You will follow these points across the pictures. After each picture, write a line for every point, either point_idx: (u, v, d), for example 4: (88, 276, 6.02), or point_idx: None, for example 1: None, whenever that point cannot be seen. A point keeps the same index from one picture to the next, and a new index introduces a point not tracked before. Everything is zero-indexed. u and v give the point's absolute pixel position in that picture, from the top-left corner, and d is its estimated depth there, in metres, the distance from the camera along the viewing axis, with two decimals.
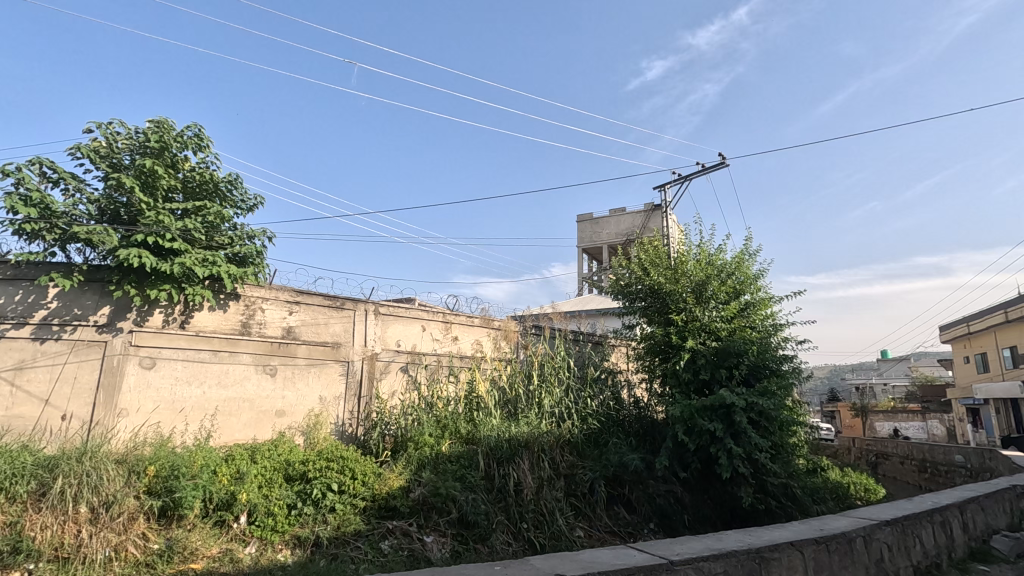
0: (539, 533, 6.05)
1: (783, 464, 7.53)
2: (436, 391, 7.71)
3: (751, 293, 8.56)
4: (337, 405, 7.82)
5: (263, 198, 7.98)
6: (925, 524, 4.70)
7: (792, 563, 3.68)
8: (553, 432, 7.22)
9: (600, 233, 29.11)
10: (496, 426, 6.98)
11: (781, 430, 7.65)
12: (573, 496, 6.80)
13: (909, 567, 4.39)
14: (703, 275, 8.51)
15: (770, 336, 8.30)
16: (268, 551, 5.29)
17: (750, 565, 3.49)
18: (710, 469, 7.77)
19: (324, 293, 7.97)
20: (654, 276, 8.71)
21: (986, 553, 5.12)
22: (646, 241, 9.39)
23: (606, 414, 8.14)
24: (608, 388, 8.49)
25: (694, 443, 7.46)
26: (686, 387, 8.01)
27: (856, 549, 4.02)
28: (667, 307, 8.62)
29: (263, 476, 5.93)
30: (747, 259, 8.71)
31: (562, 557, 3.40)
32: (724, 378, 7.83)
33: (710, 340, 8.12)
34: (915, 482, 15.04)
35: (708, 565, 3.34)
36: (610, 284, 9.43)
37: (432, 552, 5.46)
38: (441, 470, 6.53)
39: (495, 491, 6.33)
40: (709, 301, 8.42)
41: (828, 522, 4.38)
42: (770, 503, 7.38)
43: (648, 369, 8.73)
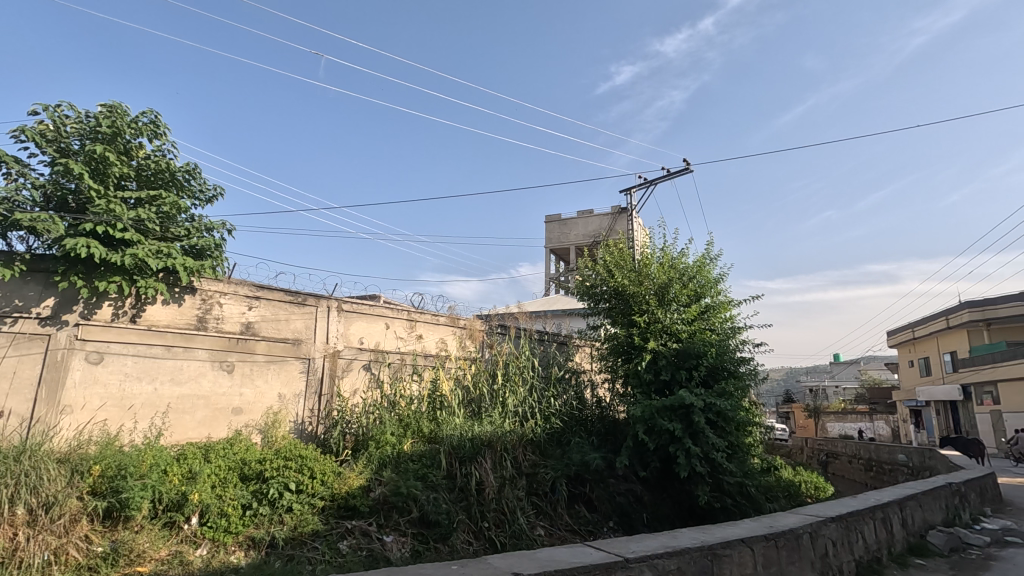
0: (500, 532, 6.06)
1: (739, 463, 7.74)
2: (399, 389, 7.63)
3: (711, 296, 8.76)
4: (297, 402, 7.64)
5: (223, 188, 7.75)
6: (867, 520, 4.91)
7: (742, 559, 3.79)
8: (516, 431, 7.24)
9: (568, 234, 29.37)
10: (459, 425, 6.96)
11: (738, 430, 7.89)
12: (534, 495, 6.85)
13: (852, 562, 4.59)
14: (665, 277, 8.69)
15: (729, 339, 8.52)
16: (221, 552, 5.13)
17: (703, 562, 3.59)
18: (669, 468, 7.95)
19: (285, 288, 7.79)
20: (618, 277, 8.86)
21: (923, 548, 5.40)
22: (611, 243, 9.55)
23: (569, 414, 8.23)
24: (571, 388, 8.58)
25: (654, 443, 7.61)
26: (648, 387, 8.17)
27: (803, 544, 4.18)
28: (630, 309, 8.76)
29: (216, 476, 5.76)
30: (708, 263, 8.94)
31: (520, 555, 3.40)
32: (684, 379, 8.02)
33: (672, 342, 8.30)
34: (862, 480, 15.71)
35: (663, 562, 3.41)
36: (576, 285, 9.53)
37: (392, 552, 5.40)
38: (403, 469, 6.47)
39: (457, 490, 6.32)
40: (671, 303, 8.60)
41: (778, 519, 4.53)
42: (726, 501, 7.60)
43: (611, 369, 8.86)
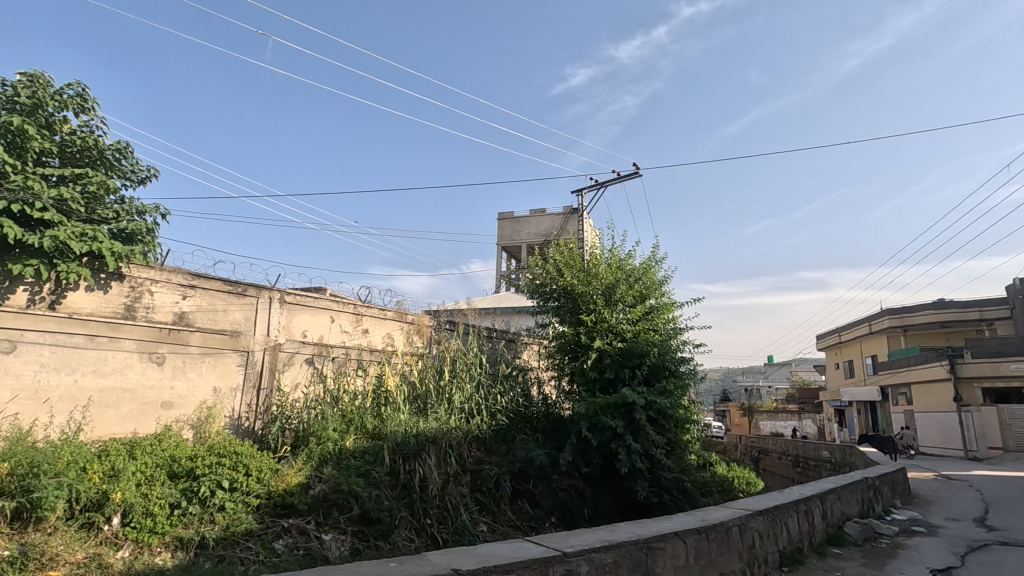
0: (442, 528, 6.05)
1: (677, 460, 8.05)
2: (343, 384, 7.46)
3: (656, 298, 9.02)
4: (233, 397, 7.34)
5: (158, 169, 7.33)
6: (791, 513, 5.20)
7: (675, 552, 3.94)
8: (462, 427, 7.22)
9: (520, 232, 29.51)
10: (404, 421, 6.87)
11: (677, 428, 8.18)
12: (478, 491, 6.87)
13: (776, 552, 4.85)
14: (613, 278, 8.88)
15: (671, 339, 8.78)
16: (145, 554, 4.86)
17: (638, 555, 3.70)
18: (611, 465, 8.15)
19: (223, 277, 7.45)
20: (567, 277, 8.98)
21: (840, 538, 5.77)
22: (562, 242, 9.67)
23: (515, 411, 8.29)
24: (518, 385, 8.62)
25: (597, 439, 7.79)
26: (592, 385, 8.36)
27: (732, 537, 4.38)
28: (578, 308, 8.91)
29: (142, 474, 5.46)
30: (654, 266, 9.20)
31: (460, 551, 3.40)
32: (627, 377, 8.25)
33: (617, 341, 8.50)
34: (789, 475, 16.62)
35: (600, 556, 3.49)
36: (526, 283, 9.60)
37: (331, 550, 5.27)
38: (344, 465, 6.33)
39: (400, 487, 6.25)
40: (617, 304, 8.80)
41: (710, 513, 4.72)
42: (663, 496, 7.87)
43: (558, 367, 9.00)
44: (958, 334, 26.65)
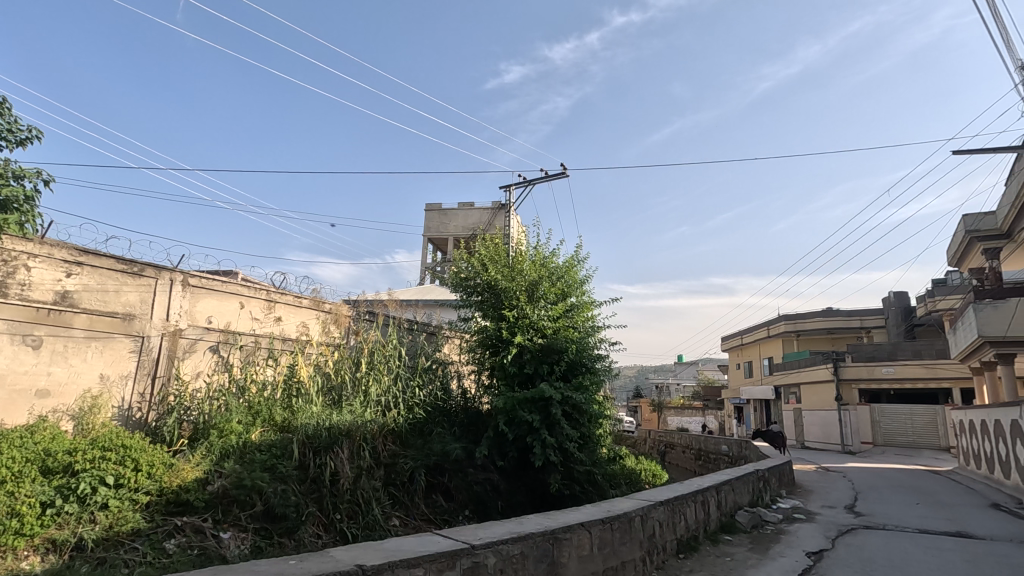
0: (352, 523, 5.92)
1: (589, 453, 8.35)
2: (250, 374, 7.06)
3: (576, 296, 9.25)
4: (124, 385, 6.74)
5: (42, 131, 6.57)
6: (689, 503, 5.54)
7: (580, 542, 4.07)
8: (377, 420, 7.06)
9: (447, 225, 29.26)
10: (316, 413, 6.60)
11: (590, 422, 8.48)
12: (391, 485, 6.80)
13: (674, 540, 5.15)
14: (536, 275, 9.02)
15: (589, 337, 9.04)
16: (8, 559, 4.38)
17: (544, 546, 3.79)
18: (525, 458, 8.30)
19: (116, 255, 6.81)
20: (491, 271, 9.01)
21: (731, 526, 6.22)
22: (487, 237, 9.68)
23: (433, 404, 8.21)
24: (437, 378, 8.53)
25: (513, 434, 7.91)
26: (511, 380, 8.48)
27: (634, 526, 4.59)
28: (501, 303, 8.97)
29: (8, 470, 4.88)
30: (576, 265, 9.43)
31: (365, 546, 3.32)
32: (546, 373, 8.46)
33: (537, 337, 8.63)
34: (692, 467, 17.69)
35: (507, 548, 3.54)
36: (450, 276, 9.52)
37: (229, 549, 4.98)
38: (248, 459, 6.00)
39: (309, 482, 6.02)
40: (539, 300, 8.94)
41: (615, 504, 4.93)
42: (575, 488, 8.14)
43: (479, 361, 9.03)
44: (841, 339, 29.49)
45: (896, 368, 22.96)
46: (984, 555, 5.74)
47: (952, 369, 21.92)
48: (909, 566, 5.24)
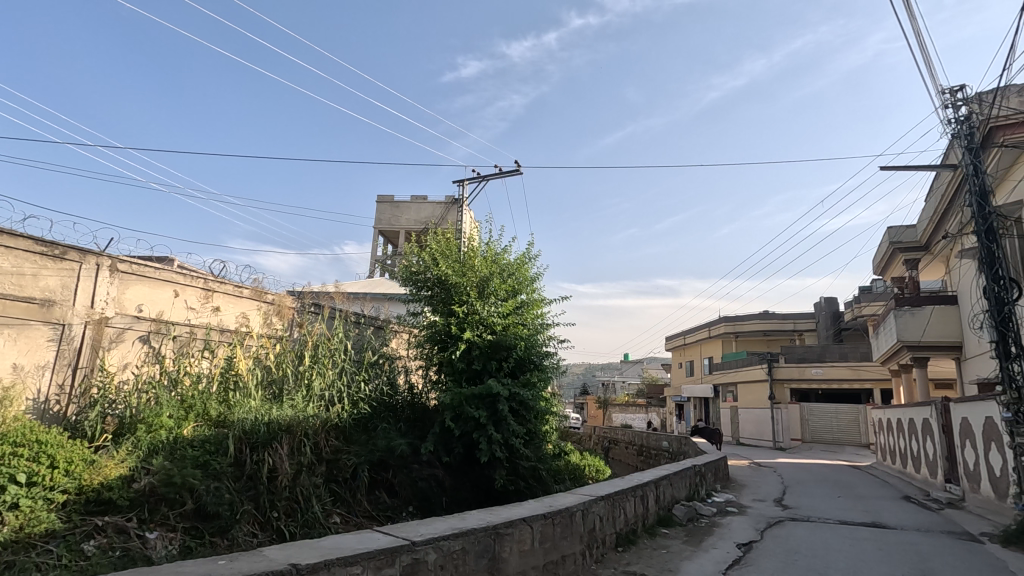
0: (290, 521, 5.77)
1: (534, 449, 8.45)
2: (183, 366, 6.71)
3: (527, 293, 9.29)
4: (40, 376, 6.26)
5: None
6: (629, 498, 5.69)
7: (522, 537, 4.10)
8: (320, 416, 6.86)
9: (399, 218, 28.81)
10: (254, 408, 6.35)
11: (536, 418, 8.59)
12: (333, 481, 6.67)
13: (613, 534, 5.28)
14: (486, 272, 9.00)
15: (538, 334, 9.11)
16: None
17: (486, 541, 3.80)
18: (471, 454, 8.31)
19: (34, 236, 6.31)
20: (442, 266, 8.93)
21: (668, 519, 6.44)
22: (439, 231, 9.58)
23: (379, 399, 8.06)
24: (384, 373, 8.37)
25: (460, 429, 7.89)
26: (459, 376, 8.46)
27: (575, 521, 4.68)
28: (451, 298, 8.92)
29: None
30: (527, 263, 9.47)
31: (300, 545, 3.23)
32: (494, 369, 8.50)
33: (486, 333, 8.62)
34: (634, 463, 18.18)
35: (448, 544, 3.52)
36: (400, 270, 9.37)
37: (155, 550, 4.74)
38: (179, 456, 5.71)
39: (245, 479, 5.81)
40: (490, 297, 8.92)
41: (557, 499, 5.00)
42: (519, 483, 8.21)
43: (427, 357, 8.93)
44: (776, 341, 31.00)
45: (825, 369, 24.42)
46: (894, 543, 6.19)
47: (874, 370, 23.47)
48: (829, 554, 5.58)
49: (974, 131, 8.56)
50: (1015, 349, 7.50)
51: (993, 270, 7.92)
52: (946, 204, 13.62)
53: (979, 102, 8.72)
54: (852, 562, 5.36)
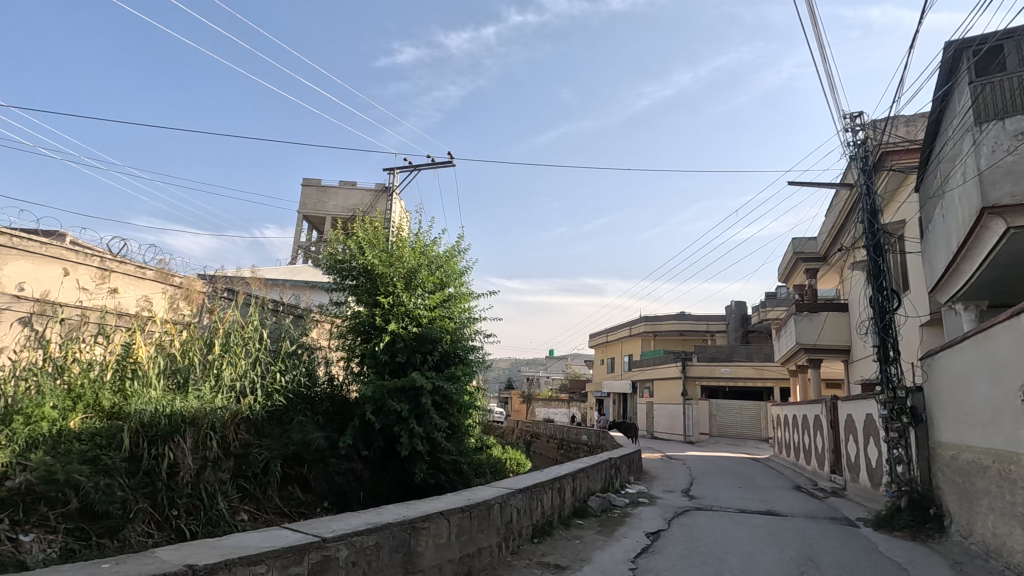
0: (191, 520, 5.46)
1: (456, 442, 8.45)
2: (72, 352, 6.07)
3: (455, 287, 9.20)
4: None
5: None
6: (547, 490, 5.82)
7: (438, 531, 4.08)
8: (229, 407, 6.45)
9: (326, 203, 27.71)
10: (154, 398, 5.85)
11: (460, 412, 8.57)
12: (241, 477, 6.35)
13: (530, 526, 5.37)
14: (414, 263, 8.83)
15: (465, 328, 9.06)
16: None
17: (401, 536, 3.74)
18: (392, 447, 8.21)
19: None
20: (368, 256, 8.68)
21: (583, 511, 6.65)
22: (367, 220, 9.29)
23: (296, 390, 7.74)
24: (303, 364, 8.02)
25: (380, 423, 7.75)
26: (382, 368, 8.29)
27: (493, 513, 4.72)
28: (377, 288, 8.70)
29: None
30: (456, 256, 9.38)
31: (199, 544, 3.04)
32: (418, 362, 8.40)
33: (412, 325, 8.47)
34: (554, 456, 18.61)
35: (362, 539, 3.44)
36: (324, 258, 9.02)
37: (30, 554, 4.29)
38: (63, 450, 5.18)
39: (141, 475, 5.40)
40: (416, 289, 8.77)
41: (476, 492, 5.01)
42: (440, 477, 8.18)
43: (349, 348, 8.67)
44: (691, 341, 32.75)
45: (732, 369, 26.08)
46: (785, 530, 6.73)
47: (775, 370, 25.34)
48: (728, 541, 5.99)
49: (868, 155, 9.42)
50: (893, 354, 8.35)
51: (879, 282, 8.75)
52: (843, 220, 14.91)
53: (874, 128, 9.58)
54: (748, 548, 5.77)
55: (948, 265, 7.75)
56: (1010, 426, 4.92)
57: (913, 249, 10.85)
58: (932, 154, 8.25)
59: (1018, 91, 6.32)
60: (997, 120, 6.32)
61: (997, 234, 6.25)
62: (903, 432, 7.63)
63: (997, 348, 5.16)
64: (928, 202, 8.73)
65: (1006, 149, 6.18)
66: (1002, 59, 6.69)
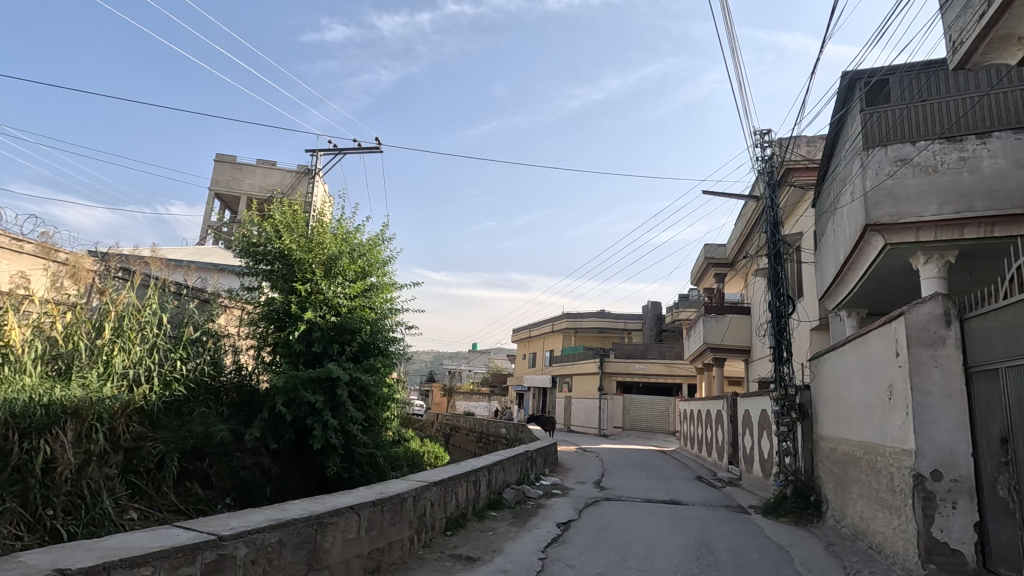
0: (70, 520, 4.97)
1: (373, 436, 8.26)
2: None
3: (377, 276, 8.94)
4: None
5: None
6: (462, 483, 5.83)
7: (347, 525, 3.98)
8: (119, 397, 5.94)
9: (241, 181, 26.07)
10: (29, 386, 5.27)
11: (377, 405, 8.39)
12: (131, 473, 5.86)
13: (443, 519, 5.36)
14: (335, 250, 8.49)
15: (386, 319, 8.84)
16: None
17: (306, 532, 3.61)
18: (303, 441, 7.92)
19: None
20: (286, 240, 8.26)
21: (497, 502, 6.73)
22: (285, 202, 8.83)
23: (199, 380, 7.24)
24: (207, 352, 7.52)
25: (292, 415, 7.44)
26: (296, 359, 7.93)
27: (406, 507, 4.66)
28: (293, 275, 8.31)
29: None
30: (380, 245, 9.12)
31: (74, 546, 2.77)
32: (335, 353, 8.11)
33: (330, 314, 8.18)
34: (473, 450, 18.69)
35: (263, 537, 3.28)
36: (236, 240, 8.49)
37: None
38: None
39: (9, 472, 4.85)
40: (336, 277, 8.45)
41: (390, 485, 4.94)
42: (354, 471, 7.98)
43: (261, 336, 8.24)
44: (609, 338, 33.95)
45: (646, 364, 27.50)
46: (686, 518, 7.16)
47: (685, 368, 26.84)
48: (633, 530, 6.28)
49: (774, 170, 10.15)
50: (786, 354, 9.09)
51: (778, 288, 9.49)
52: (749, 230, 15.99)
53: (780, 146, 10.32)
54: (651, 536, 6.07)
55: (836, 276, 8.54)
56: (879, 421, 5.51)
57: (808, 259, 11.83)
58: (828, 173, 9.03)
59: (899, 122, 7.04)
60: (882, 146, 7.00)
61: (876, 248, 7.02)
62: (791, 426, 8.33)
63: (872, 352, 5.75)
64: (822, 217, 9.55)
65: (887, 173, 6.88)
66: (889, 92, 7.41)
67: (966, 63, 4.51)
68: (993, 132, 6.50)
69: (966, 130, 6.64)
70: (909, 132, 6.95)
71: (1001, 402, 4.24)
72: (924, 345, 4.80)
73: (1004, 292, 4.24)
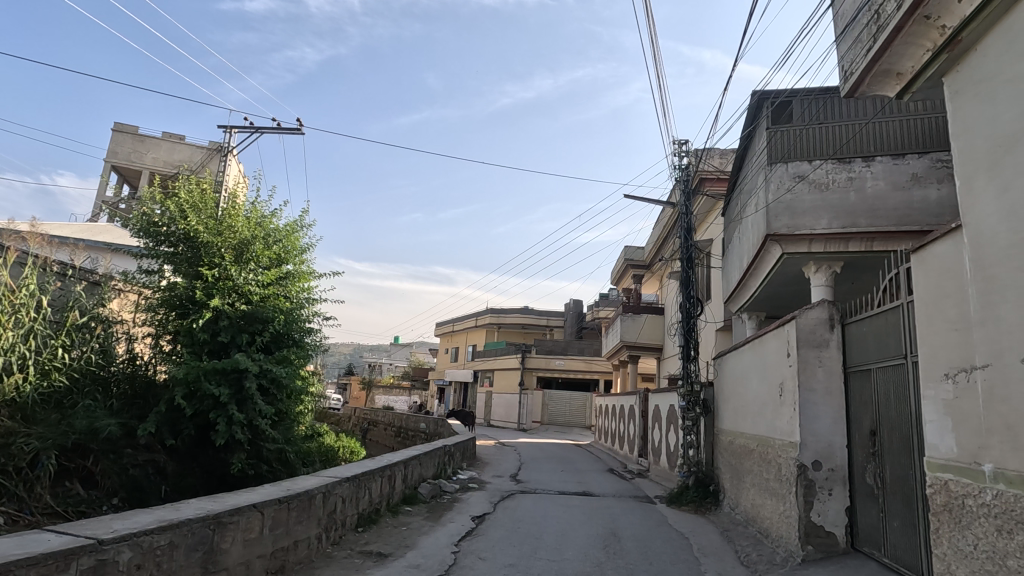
0: None
1: (283, 430, 7.90)
2: None
3: (293, 265, 8.53)
4: None
5: None
6: (376, 478, 5.72)
7: (249, 525, 3.78)
8: None
9: (142, 155, 23.94)
10: None
11: (289, 399, 8.01)
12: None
13: (355, 515, 5.23)
14: (248, 235, 8.01)
15: (301, 309, 8.46)
16: None
17: (202, 533, 3.39)
18: (205, 436, 7.44)
19: None
20: (192, 222, 7.69)
21: (412, 497, 6.66)
22: (193, 181, 8.21)
23: (84, 370, 6.59)
24: (96, 339, 6.84)
25: (192, 409, 6.95)
26: (199, 349, 7.40)
27: (314, 504, 4.50)
28: (200, 259, 7.76)
29: None
30: (298, 232, 8.70)
31: None
32: (244, 343, 7.65)
33: (239, 302, 7.73)
34: (390, 445, 18.35)
35: (151, 539, 3.05)
36: (134, 219, 7.78)
37: None
38: None
39: None
40: (248, 263, 7.98)
41: (298, 482, 4.75)
42: (261, 468, 7.59)
43: (160, 324, 7.63)
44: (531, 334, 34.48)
45: (565, 360, 28.08)
46: (596, 509, 7.43)
47: (602, 365, 27.79)
48: (545, 522, 6.45)
49: (690, 178, 10.71)
50: (693, 353, 9.65)
51: (688, 290, 10.06)
52: (666, 234, 16.79)
53: (696, 156, 10.91)
54: (563, 527, 6.26)
55: (739, 281, 9.18)
56: (770, 415, 5.98)
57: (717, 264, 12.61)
58: (737, 184, 9.66)
59: (799, 141, 7.64)
60: (783, 162, 7.59)
61: (775, 256, 7.66)
62: (695, 421, 8.88)
63: (767, 352, 6.23)
64: (730, 225, 10.22)
65: (786, 188, 7.48)
66: (792, 113, 8.02)
67: (855, 92, 4.98)
68: (876, 156, 7.18)
69: (853, 153, 7.29)
70: (807, 151, 7.56)
71: (872, 398, 4.74)
72: (811, 347, 5.27)
73: (878, 301, 4.73)
